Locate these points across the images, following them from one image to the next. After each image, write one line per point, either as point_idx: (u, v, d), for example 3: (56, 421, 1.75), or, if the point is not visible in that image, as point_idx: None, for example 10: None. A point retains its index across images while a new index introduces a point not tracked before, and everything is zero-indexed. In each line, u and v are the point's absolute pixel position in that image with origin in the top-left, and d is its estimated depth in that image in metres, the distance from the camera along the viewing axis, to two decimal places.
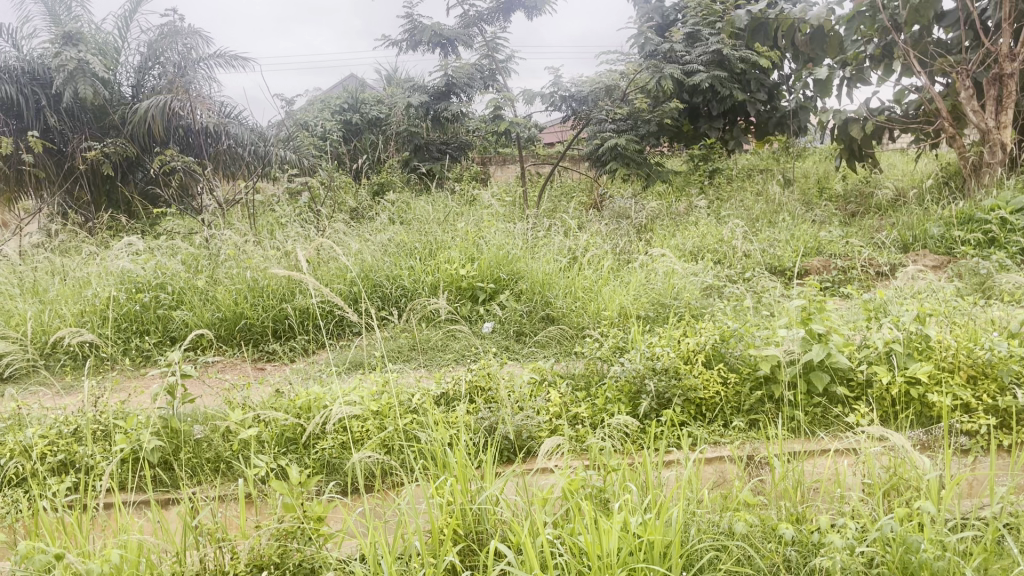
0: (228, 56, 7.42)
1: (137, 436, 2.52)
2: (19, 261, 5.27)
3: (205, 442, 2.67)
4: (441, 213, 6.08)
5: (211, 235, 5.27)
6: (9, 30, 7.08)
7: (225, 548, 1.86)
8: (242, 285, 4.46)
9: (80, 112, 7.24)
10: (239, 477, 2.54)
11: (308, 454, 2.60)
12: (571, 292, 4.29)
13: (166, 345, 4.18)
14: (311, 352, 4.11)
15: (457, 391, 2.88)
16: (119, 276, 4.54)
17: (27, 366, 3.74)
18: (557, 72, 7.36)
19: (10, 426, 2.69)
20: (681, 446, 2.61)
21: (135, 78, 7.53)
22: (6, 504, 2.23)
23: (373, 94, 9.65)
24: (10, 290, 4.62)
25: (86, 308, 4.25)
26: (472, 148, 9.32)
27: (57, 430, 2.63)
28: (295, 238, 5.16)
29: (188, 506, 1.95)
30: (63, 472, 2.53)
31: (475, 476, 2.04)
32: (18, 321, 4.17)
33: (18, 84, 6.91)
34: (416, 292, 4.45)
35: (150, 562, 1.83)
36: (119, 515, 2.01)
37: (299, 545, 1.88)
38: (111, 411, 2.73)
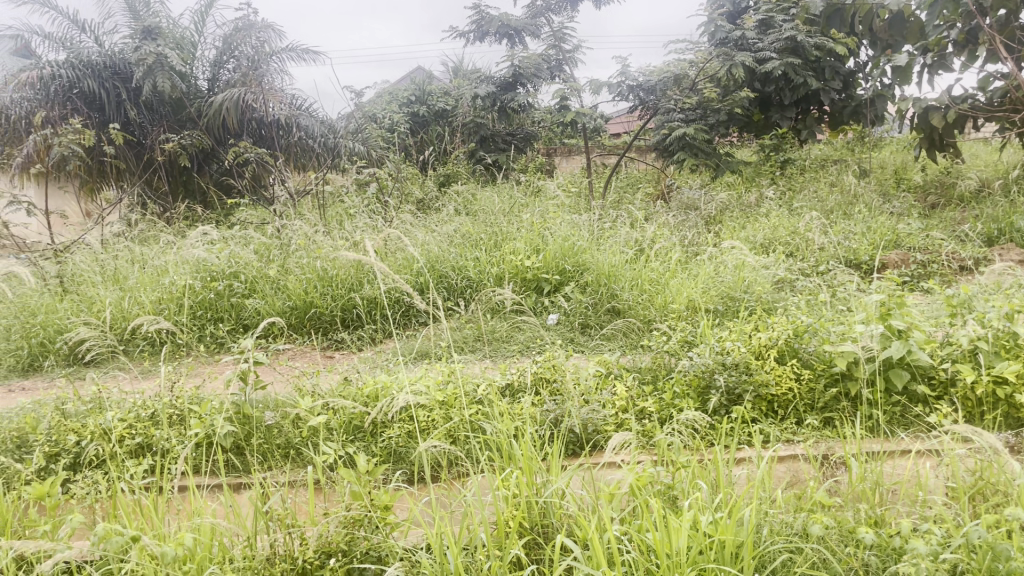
0: (300, 49, 7.56)
1: (211, 421, 2.59)
2: (101, 249, 5.48)
3: (276, 429, 2.73)
4: (506, 204, 6.08)
5: (284, 226, 5.38)
6: (92, 27, 7.34)
7: (294, 534, 1.88)
8: (312, 274, 4.52)
9: (159, 105, 7.49)
10: (308, 463, 2.58)
11: (376, 442, 2.63)
12: (638, 284, 4.24)
13: (239, 332, 4.29)
14: (379, 341, 4.17)
15: (523, 382, 2.87)
16: (195, 264, 4.68)
17: (108, 350, 3.89)
18: (624, 61, 7.29)
19: (91, 409, 2.80)
20: (752, 443, 2.55)
21: (210, 72, 7.73)
22: (88, 485, 2.31)
23: (440, 86, 9.69)
24: (93, 278, 4.81)
25: (164, 296, 4.39)
26: (538, 139, 9.33)
27: (135, 414, 2.72)
28: (364, 228, 5.23)
29: (260, 492, 1.98)
30: (140, 454, 2.62)
31: (541, 469, 2.02)
32: (101, 308, 4.34)
33: (99, 79, 7.18)
34: (481, 283, 4.45)
35: (223, 545, 1.87)
36: (195, 498, 2.06)
37: (367, 533, 1.89)
38: (186, 396, 2.81)
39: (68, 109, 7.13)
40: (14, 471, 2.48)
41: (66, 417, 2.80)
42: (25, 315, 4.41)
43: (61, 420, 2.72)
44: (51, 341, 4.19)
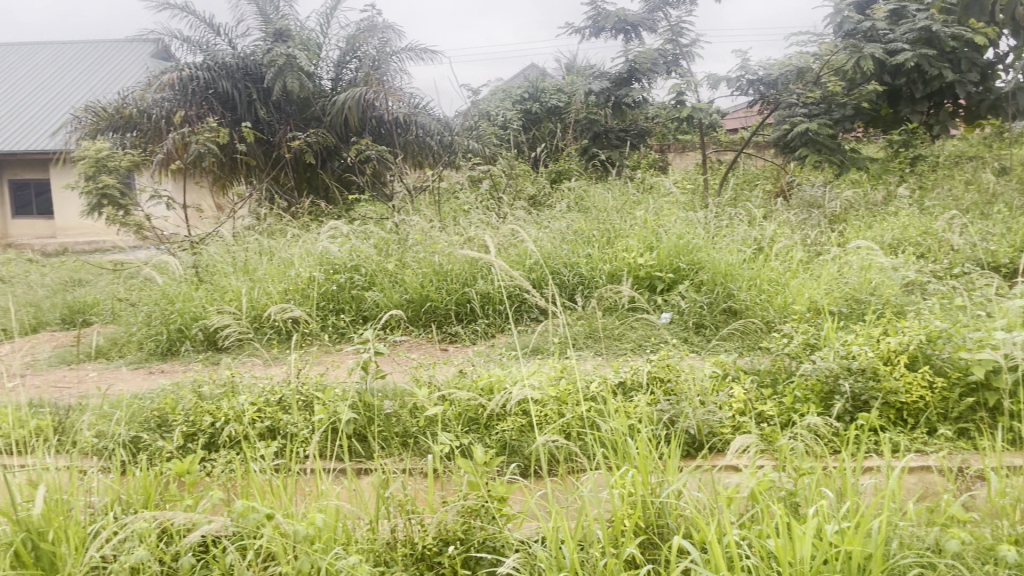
0: (418, 49, 7.75)
1: (335, 407, 2.70)
2: (233, 241, 5.77)
3: (394, 417, 2.81)
4: (619, 200, 6.05)
5: (402, 221, 5.55)
6: (226, 30, 7.77)
7: (414, 520, 1.95)
8: (428, 268, 4.63)
9: (286, 105, 7.86)
10: (426, 452, 2.65)
11: (490, 435, 2.66)
12: (756, 284, 4.13)
13: (359, 323, 4.45)
14: (492, 335, 4.23)
15: (637, 380, 2.84)
16: (318, 257, 4.87)
17: (241, 337, 4.11)
18: (744, 55, 7.09)
19: (226, 392, 2.98)
20: (880, 452, 2.45)
21: (334, 72, 8.03)
22: (223, 463, 2.45)
23: (553, 82, 9.70)
24: (225, 269, 5.08)
25: (290, 287, 4.59)
26: (652, 135, 9.21)
27: (265, 398, 2.87)
28: (478, 224, 5.31)
29: (382, 477, 2.06)
30: (270, 436, 2.76)
31: (657, 469, 2.00)
32: (232, 297, 4.58)
33: (233, 79, 7.63)
34: (594, 280, 4.42)
35: (347, 528, 1.96)
36: (321, 481, 2.17)
37: (483, 523, 1.93)
38: (312, 383, 2.95)
39: (204, 108, 7.57)
40: (157, 448, 2.66)
41: (202, 399, 2.98)
42: (165, 303, 4.70)
43: (198, 402, 2.89)
44: (188, 328, 4.45)
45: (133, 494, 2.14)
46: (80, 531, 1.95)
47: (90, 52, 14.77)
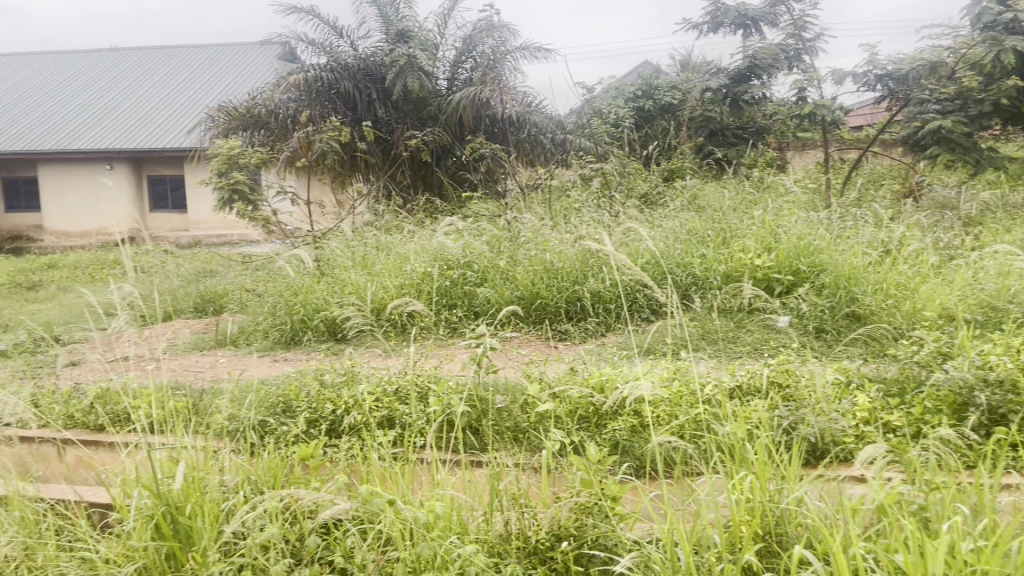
0: (533, 48, 7.80)
1: (450, 400, 2.76)
2: (353, 236, 5.97)
3: (506, 412, 2.85)
4: (735, 200, 5.90)
5: (515, 219, 5.60)
6: (349, 32, 8.04)
7: (527, 513, 1.97)
8: (540, 266, 4.64)
9: (404, 104, 8.06)
10: (537, 448, 2.67)
11: (601, 433, 2.65)
12: (882, 289, 3.95)
13: (470, 318, 4.52)
14: (602, 334, 4.21)
15: (754, 384, 2.77)
16: (434, 252, 4.99)
17: (360, 329, 4.26)
18: (872, 49, 6.79)
19: (346, 380, 3.10)
20: (1019, 468, 2.31)
21: (450, 72, 8.18)
22: (343, 448, 2.55)
23: (667, 79, 9.54)
24: (344, 263, 5.26)
25: (405, 281, 4.72)
26: (771, 133, 8.90)
27: (383, 388, 2.97)
28: (590, 222, 5.29)
29: (496, 470, 2.09)
30: (386, 425, 2.84)
31: (776, 476, 1.95)
32: (351, 290, 4.75)
33: (354, 79, 7.88)
34: (708, 281, 4.33)
35: (462, 518, 2.01)
36: (437, 471, 2.23)
37: (596, 521, 1.93)
38: (427, 376, 3.02)
39: (327, 108, 7.85)
40: (283, 432, 2.79)
41: (324, 387, 3.10)
42: (288, 295, 4.93)
43: (320, 389, 3.02)
44: (310, 318, 4.65)
45: (262, 474, 2.26)
46: (215, 508, 2.07)
47: (223, 54, 15.61)
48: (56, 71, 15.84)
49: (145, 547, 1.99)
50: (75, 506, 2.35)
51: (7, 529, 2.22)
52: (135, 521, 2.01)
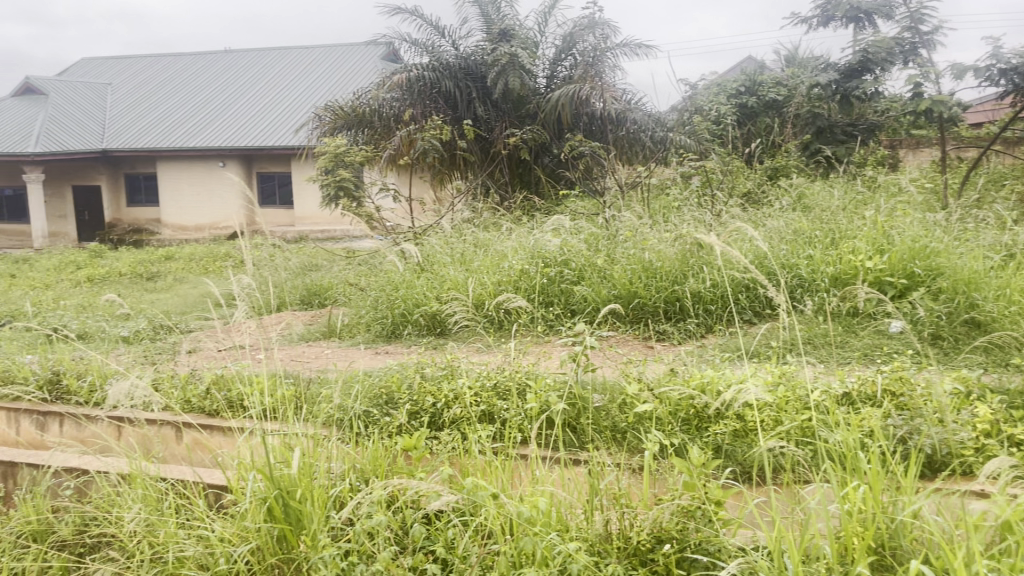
0: (634, 45, 7.73)
1: (548, 397, 2.76)
2: (452, 233, 6.05)
3: (604, 412, 2.83)
4: (843, 199, 5.68)
5: (614, 218, 5.56)
6: (451, 32, 8.16)
7: (628, 513, 1.96)
8: (638, 265, 4.59)
9: (503, 102, 8.12)
10: (636, 450, 2.64)
11: (702, 436, 2.60)
12: (1006, 295, 3.74)
13: (567, 316, 4.51)
14: (702, 336, 4.12)
15: (864, 391, 2.67)
16: (532, 251, 5.01)
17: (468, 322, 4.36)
18: (995, 41, 6.43)
19: (446, 375, 3.15)
20: None
21: (549, 70, 8.19)
22: (444, 441, 2.59)
23: (772, 75, 9.25)
24: (444, 259, 5.34)
25: (503, 279, 4.75)
26: (883, 130, 8.52)
27: (482, 383, 3.00)
28: (691, 221, 5.19)
29: (597, 469, 2.09)
30: (485, 420, 2.87)
31: (890, 487, 1.87)
32: (451, 286, 4.81)
33: (455, 79, 7.99)
34: (814, 283, 4.19)
35: (562, 515, 2.01)
36: (536, 467, 2.24)
37: (699, 525, 1.89)
38: (525, 372, 3.03)
39: (429, 106, 7.99)
40: (385, 423, 2.86)
41: (425, 380, 3.17)
42: (390, 289, 5.04)
43: (421, 383, 3.08)
44: (411, 313, 4.74)
45: (366, 463, 2.32)
46: (323, 495, 2.14)
47: (330, 54, 16.09)
48: (175, 73, 16.66)
49: (258, 528, 2.08)
50: (194, 487, 2.47)
51: (132, 505, 2.36)
52: (249, 503, 2.10)
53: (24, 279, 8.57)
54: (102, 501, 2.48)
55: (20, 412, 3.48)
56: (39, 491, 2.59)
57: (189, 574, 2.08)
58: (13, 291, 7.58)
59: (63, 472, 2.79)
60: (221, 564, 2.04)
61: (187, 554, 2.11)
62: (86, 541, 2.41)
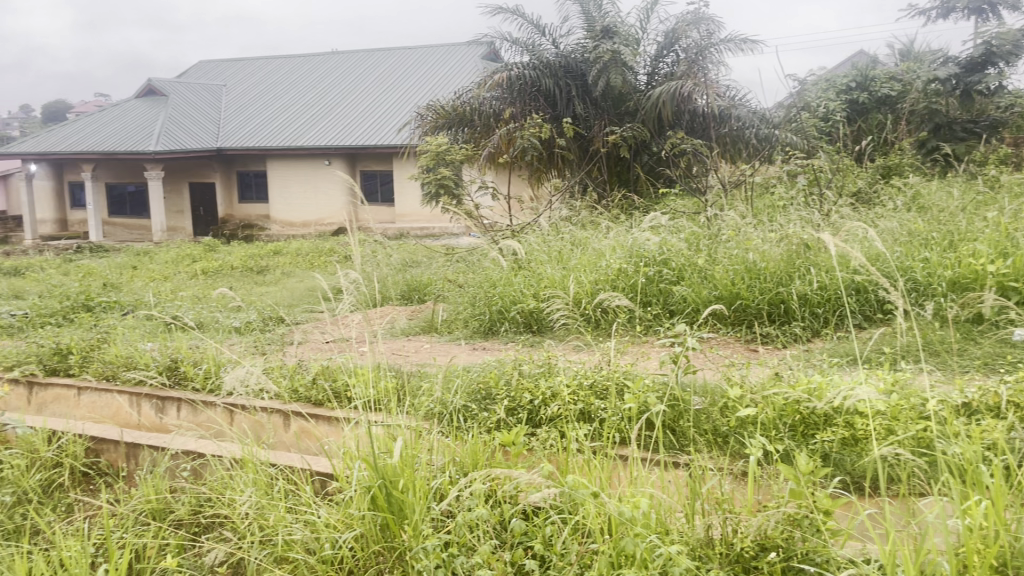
0: (739, 39, 7.55)
1: (646, 398, 2.72)
2: (551, 231, 6.05)
3: (704, 414, 2.77)
4: (963, 200, 5.38)
5: (716, 217, 5.45)
6: (551, 30, 8.17)
7: (731, 519, 1.92)
8: (741, 265, 4.48)
9: (603, 100, 8.07)
10: (737, 455, 2.57)
11: (809, 443, 2.51)
12: None
13: (666, 317, 4.45)
14: (807, 340, 3.98)
15: (985, 402, 2.52)
16: (631, 250, 4.96)
17: (570, 322, 4.38)
18: None
19: (543, 372, 3.15)
20: None
21: (650, 66, 8.09)
22: (542, 438, 2.59)
23: (885, 70, 8.85)
24: (541, 257, 5.34)
25: (600, 278, 4.73)
26: (1007, 126, 8.04)
27: (579, 382, 2.99)
28: (797, 221, 5.02)
29: (699, 473, 2.05)
30: (582, 419, 2.86)
31: (1017, 504, 1.77)
32: (549, 284, 4.82)
33: (556, 77, 7.99)
34: (930, 286, 3.99)
35: (663, 518, 1.98)
36: (635, 468, 2.22)
37: (806, 535, 1.83)
38: (622, 371, 3.01)
39: (529, 105, 8.03)
40: (483, 418, 2.89)
41: (522, 377, 3.18)
42: (488, 286, 5.09)
43: (518, 379, 3.10)
44: (508, 310, 4.77)
45: (465, 456, 2.35)
46: (425, 486, 2.18)
47: (432, 54, 16.35)
48: (285, 74, 17.27)
49: (363, 516, 2.14)
50: (302, 473, 2.56)
51: (245, 489, 2.46)
52: (354, 492, 2.16)
53: (145, 270, 9.07)
54: (216, 484, 2.60)
55: (142, 395, 3.68)
56: (159, 472, 2.74)
57: (297, 557, 2.15)
58: (136, 282, 8.04)
59: (180, 455, 2.93)
60: (327, 550, 2.12)
61: (295, 538, 2.19)
62: (201, 521, 2.53)
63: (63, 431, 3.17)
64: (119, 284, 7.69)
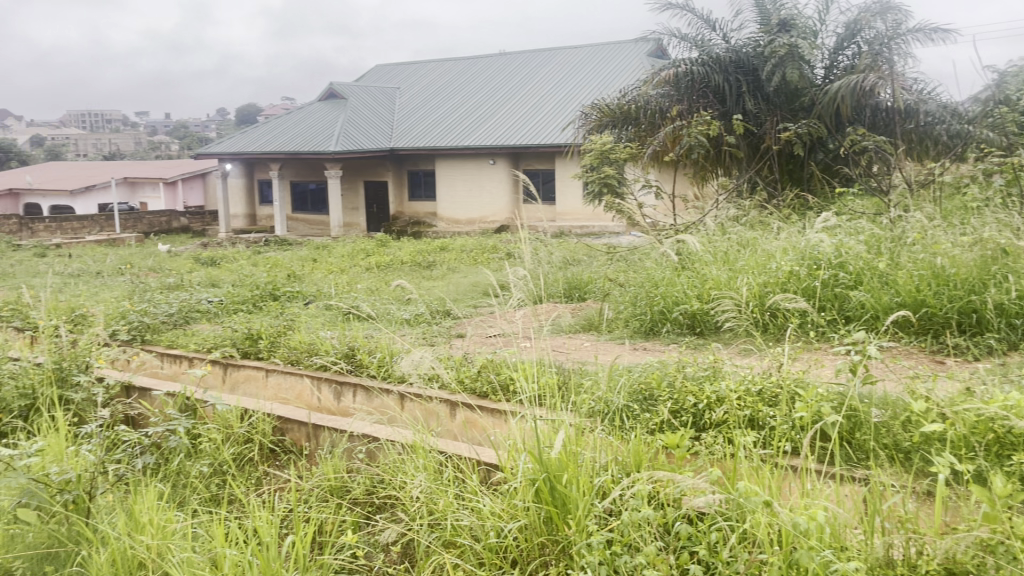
0: (929, 29, 7.05)
1: (819, 407, 2.60)
2: (718, 231, 5.89)
3: (884, 428, 2.61)
4: None
5: (901, 218, 5.12)
6: (722, 25, 7.95)
7: (915, 540, 1.81)
8: (927, 270, 4.18)
9: (776, 96, 7.76)
10: (921, 473, 2.40)
11: (1005, 465, 2.29)
12: None
13: (840, 323, 4.22)
14: (1003, 353, 3.66)
15: None
16: (804, 251, 4.75)
17: (742, 327, 4.23)
18: None
19: (708, 376, 3.09)
20: None
21: (829, 60, 7.72)
22: (709, 444, 2.54)
23: None
24: (706, 257, 5.21)
25: (770, 280, 4.55)
26: None
27: (747, 387, 2.91)
28: (993, 224, 4.62)
29: (879, 490, 1.95)
30: (750, 426, 2.76)
31: None
32: (714, 285, 4.71)
33: (726, 73, 7.76)
34: None
35: (839, 532, 1.89)
36: (808, 480, 2.13)
37: (1001, 563, 1.71)
38: (794, 378, 2.89)
39: (698, 102, 7.85)
40: (647, 418, 2.86)
41: (686, 379, 3.13)
42: (650, 286, 5.04)
43: (682, 382, 3.06)
44: (670, 310, 4.70)
45: (628, 455, 2.33)
46: (589, 482, 2.18)
47: (598, 53, 16.32)
48: (455, 76, 17.81)
49: (527, 507, 2.19)
50: (469, 462, 2.64)
51: (416, 474, 2.58)
52: (519, 483, 2.21)
53: (324, 263, 9.65)
54: (389, 467, 2.73)
55: (323, 380, 3.93)
56: (337, 453, 2.91)
57: (465, 543, 2.24)
58: (316, 273, 8.57)
59: (356, 438, 3.10)
60: (493, 538, 2.18)
61: (463, 523, 2.28)
62: (375, 501, 2.68)
63: (253, 409, 3.42)
64: (301, 275, 8.23)
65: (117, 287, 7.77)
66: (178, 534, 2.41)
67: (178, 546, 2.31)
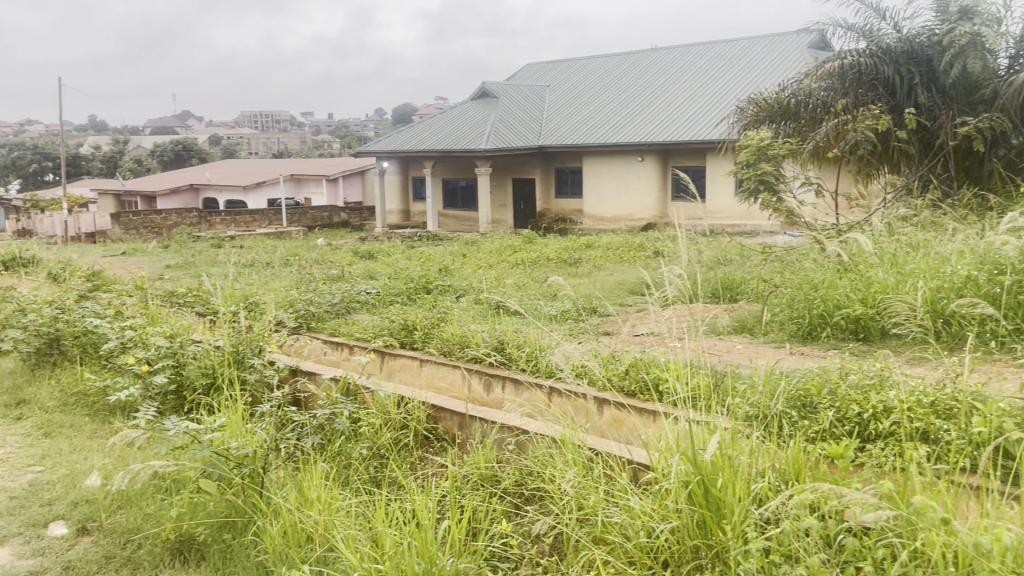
0: None
1: (999, 423, 2.41)
2: (884, 232, 5.57)
3: None
4: None
5: None
6: (893, 14, 7.51)
7: None
8: None
9: (953, 88, 7.23)
10: None
11: None
12: None
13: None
14: None
15: None
16: (982, 256, 4.41)
17: (912, 335, 3.98)
18: None
19: (874, 385, 2.93)
20: None
21: (1015, 49, 7.13)
22: (873, 456, 2.41)
23: None
24: (871, 258, 4.94)
25: (943, 285, 4.25)
26: None
27: (917, 398, 2.74)
28: None
29: None
30: (920, 439, 2.60)
31: None
32: (879, 289, 4.46)
33: (896, 64, 7.31)
34: None
35: None
36: (988, 500, 1.99)
37: None
38: (970, 392, 2.69)
39: (865, 95, 7.44)
40: (806, 425, 2.75)
41: (849, 388, 2.98)
42: (808, 289, 4.83)
43: (845, 390, 2.92)
44: (831, 314, 4.49)
45: (786, 463, 2.25)
46: (745, 487, 2.12)
47: (754, 47, 15.79)
48: (605, 74, 17.74)
49: (679, 509, 2.17)
50: (620, 461, 2.63)
51: (566, 469, 2.60)
52: (672, 484, 2.18)
53: (474, 258, 9.86)
54: (539, 460, 2.77)
55: (475, 372, 4.03)
56: (488, 443, 2.97)
57: (615, 540, 2.24)
58: (466, 268, 8.79)
59: (507, 429, 3.17)
60: (643, 538, 2.17)
61: (614, 521, 2.27)
62: (524, 493, 2.72)
63: (409, 397, 3.56)
64: (453, 270, 8.45)
65: (285, 277, 8.27)
66: (341, 511, 2.53)
67: (342, 522, 2.45)
